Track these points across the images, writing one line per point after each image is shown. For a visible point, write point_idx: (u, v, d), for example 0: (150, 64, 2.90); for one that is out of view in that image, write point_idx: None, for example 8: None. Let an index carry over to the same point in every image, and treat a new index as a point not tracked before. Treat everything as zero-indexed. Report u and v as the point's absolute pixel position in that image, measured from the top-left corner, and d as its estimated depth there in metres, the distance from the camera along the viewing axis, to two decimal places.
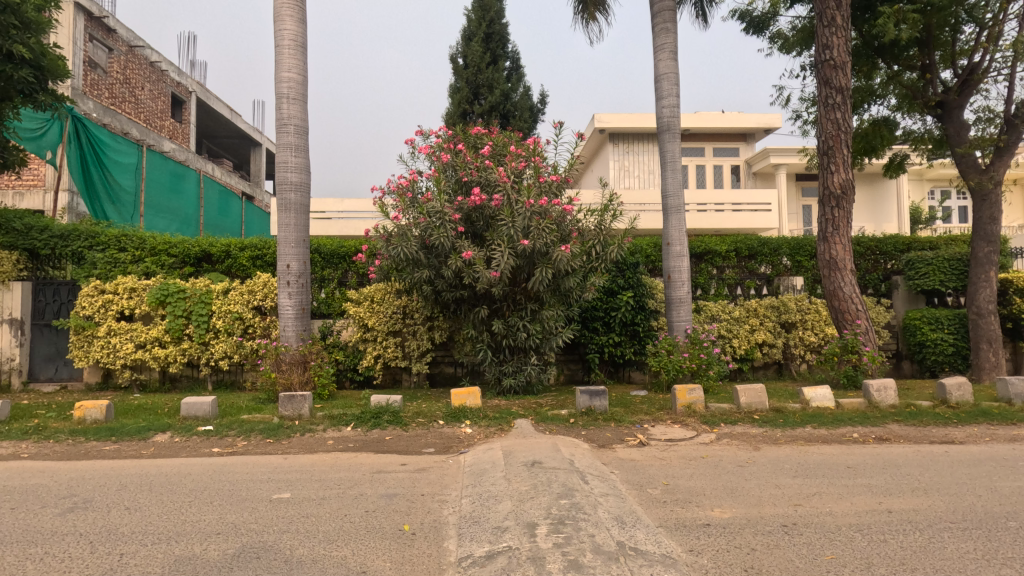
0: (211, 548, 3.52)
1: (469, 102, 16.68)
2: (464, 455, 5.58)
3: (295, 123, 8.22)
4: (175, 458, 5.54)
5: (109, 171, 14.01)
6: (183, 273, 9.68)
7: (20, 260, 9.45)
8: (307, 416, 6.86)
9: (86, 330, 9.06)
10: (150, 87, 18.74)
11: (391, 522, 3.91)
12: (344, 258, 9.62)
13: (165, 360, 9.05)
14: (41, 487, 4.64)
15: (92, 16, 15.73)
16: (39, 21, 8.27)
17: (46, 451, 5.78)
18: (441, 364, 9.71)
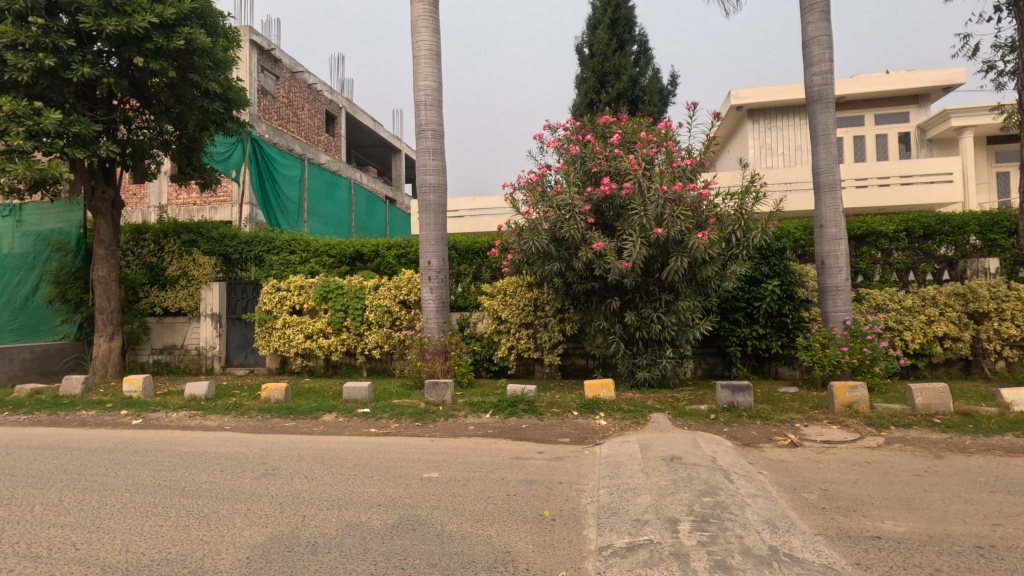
0: (374, 517, 3.92)
1: (596, 91, 16.48)
2: (600, 446, 5.58)
3: (432, 128, 8.76)
4: (340, 436, 6.26)
5: (279, 185, 16.20)
6: (340, 271, 10.86)
7: (217, 264, 11.25)
8: (449, 402, 7.34)
9: (266, 322, 10.51)
10: (310, 108, 21.14)
11: (531, 507, 4.05)
12: (478, 253, 10.08)
13: (328, 348, 10.21)
14: (241, 454, 5.52)
15: (263, 50, 18.12)
16: (225, 61, 9.75)
17: (242, 425, 6.86)
18: (572, 355, 9.79)
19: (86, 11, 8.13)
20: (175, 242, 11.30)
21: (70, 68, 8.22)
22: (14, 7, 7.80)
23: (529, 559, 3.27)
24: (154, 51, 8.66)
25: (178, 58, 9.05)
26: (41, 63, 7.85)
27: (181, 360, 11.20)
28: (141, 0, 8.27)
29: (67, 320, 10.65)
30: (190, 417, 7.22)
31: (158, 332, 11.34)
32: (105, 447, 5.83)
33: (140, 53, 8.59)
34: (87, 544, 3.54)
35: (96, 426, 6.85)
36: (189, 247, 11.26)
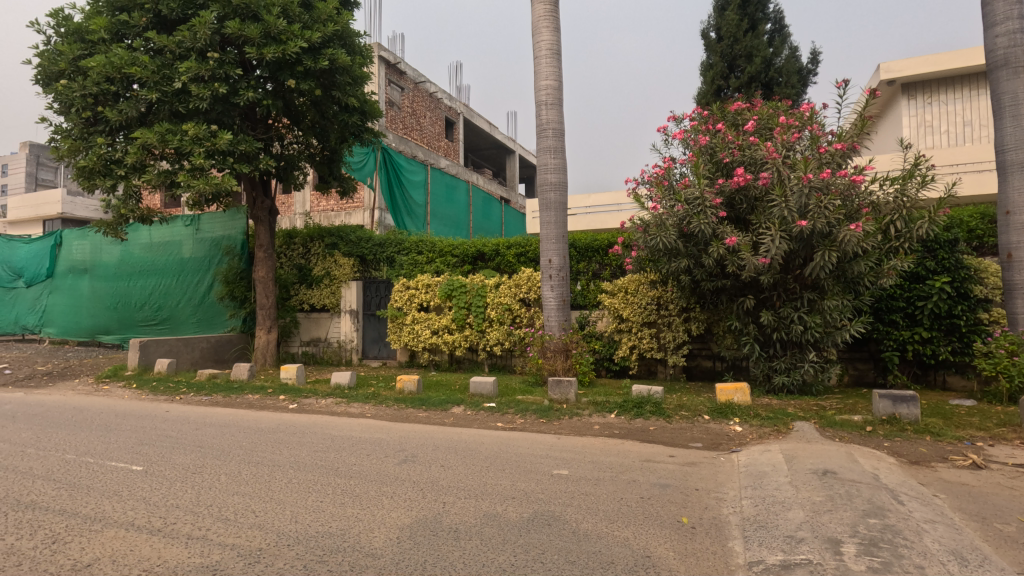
0: (509, 509, 4.02)
1: (724, 76, 15.57)
2: (738, 453, 5.24)
3: (553, 127, 8.81)
4: (469, 428, 6.53)
5: (406, 189, 17.32)
6: (463, 270, 11.32)
7: (355, 265, 12.25)
8: (573, 400, 7.35)
9: (397, 319, 11.23)
10: (431, 116, 22.31)
11: (668, 512, 3.90)
12: (597, 251, 9.95)
13: (452, 344, 10.69)
14: (382, 440, 5.96)
15: (390, 64, 19.44)
16: (362, 76, 10.57)
17: (381, 413, 7.42)
18: (698, 357, 9.32)
19: (251, 42, 9.21)
20: (319, 245, 12.47)
21: (238, 94, 9.38)
22: (196, 45, 9.01)
23: (672, 567, 3.14)
24: (304, 73, 9.64)
25: (322, 77, 10.01)
26: (217, 91, 9.05)
27: (325, 351, 12.31)
28: (294, 28, 9.25)
29: (233, 314, 12.20)
30: (336, 403, 7.96)
31: (305, 326, 12.55)
32: (270, 427, 6.60)
33: (293, 76, 9.59)
34: (264, 512, 4.00)
35: (261, 408, 7.79)
36: (331, 249, 12.38)
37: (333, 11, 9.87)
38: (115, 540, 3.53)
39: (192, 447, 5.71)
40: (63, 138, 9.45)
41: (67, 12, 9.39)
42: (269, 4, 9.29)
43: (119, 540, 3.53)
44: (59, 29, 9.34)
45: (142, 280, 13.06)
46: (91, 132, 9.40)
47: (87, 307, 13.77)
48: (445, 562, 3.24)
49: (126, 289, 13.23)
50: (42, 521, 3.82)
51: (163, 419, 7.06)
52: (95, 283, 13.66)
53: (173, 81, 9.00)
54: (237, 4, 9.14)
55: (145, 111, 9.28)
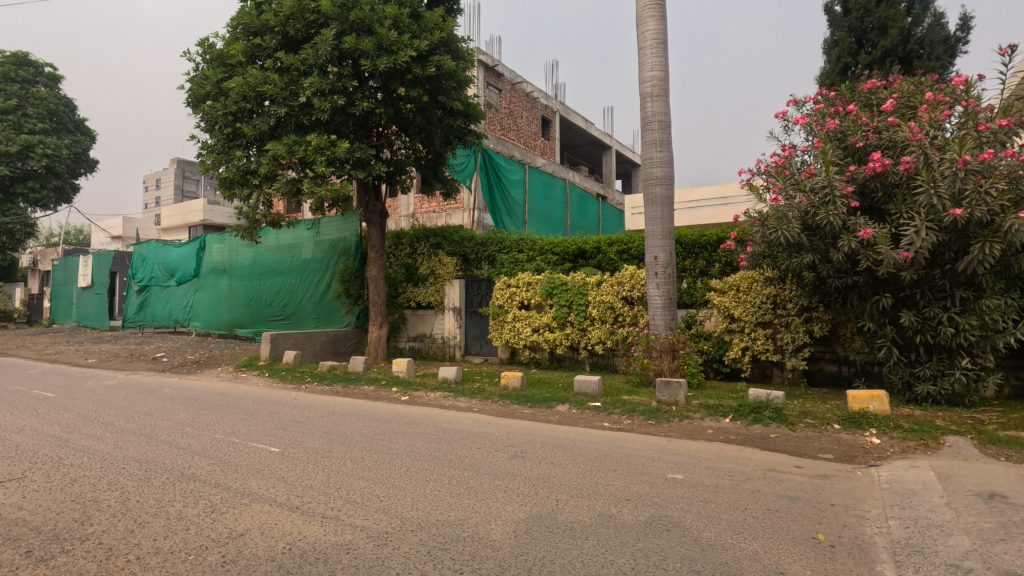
0: (625, 511, 3.93)
1: (852, 53, 14.24)
2: (877, 468, 4.75)
3: (659, 119, 8.51)
4: (575, 427, 6.47)
5: (505, 189, 17.66)
6: (564, 268, 11.31)
7: (458, 264, 12.65)
8: (682, 402, 7.08)
9: (498, 316, 11.40)
10: (529, 116, 22.50)
11: (801, 527, 3.60)
12: (705, 247, 9.48)
13: (553, 342, 10.68)
14: (491, 435, 6.08)
15: (488, 66, 19.88)
16: (465, 80, 10.88)
17: (487, 408, 7.58)
18: (821, 361, 8.58)
19: (365, 55, 9.82)
20: (425, 245, 13.01)
21: (355, 104, 10.04)
22: (318, 61, 9.74)
23: None
24: (413, 80, 10.12)
25: (430, 83, 10.45)
26: (336, 103, 9.73)
27: (430, 347, 12.79)
28: (405, 39, 9.74)
29: (349, 311, 13.07)
30: (444, 397, 8.26)
31: (412, 323, 13.09)
32: (386, 417, 6.98)
33: (403, 84, 10.09)
34: (388, 498, 4.23)
35: (376, 399, 8.28)
36: (436, 249, 12.86)
37: (439, 19, 10.28)
38: (263, 514, 3.89)
39: (319, 433, 6.20)
40: (208, 153, 10.60)
41: (211, 41, 10.53)
42: (381, 17, 9.84)
43: (265, 514, 3.90)
44: (205, 56, 10.49)
45: (270, 278, 14.38)
46: (231, 147, 10.47)
47: (226, 303, 15.41)
48: (565, 560, 3.22)
49: (258, 287, 14.64)
50: (202, 492, 4.31)
51: (292, 406, 7.72)
52: (232, 282, 15.25)
53: (298, 96, 9.80)
54: (353, 20, 9.77)
55: (275, 125, 10.17)
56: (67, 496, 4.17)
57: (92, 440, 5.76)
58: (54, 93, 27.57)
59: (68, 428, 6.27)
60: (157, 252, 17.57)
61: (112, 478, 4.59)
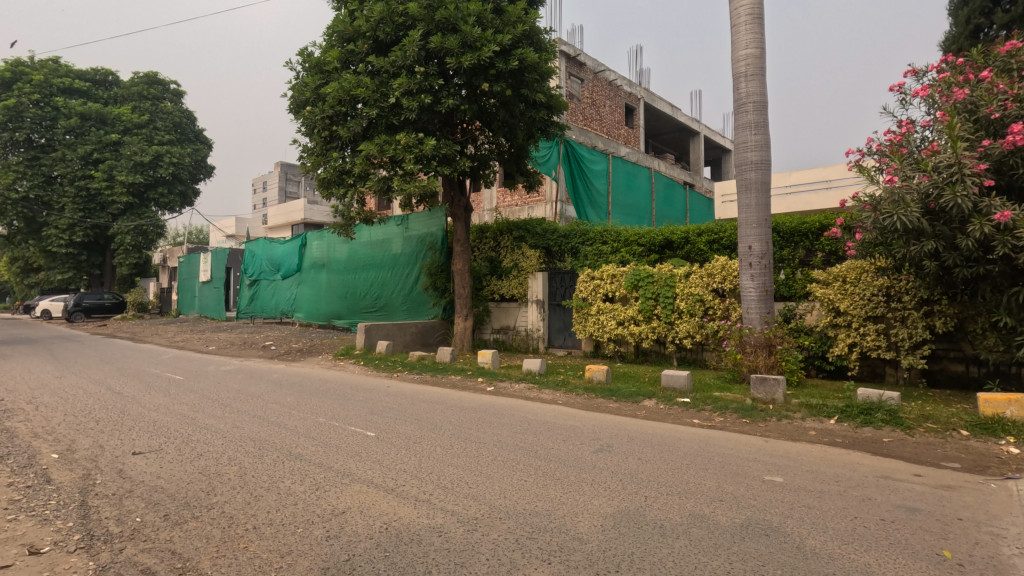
0: (718, 512, 3.77)
1: (985, 12, 12.65)
2: (1015, 481, 4.22)
3: (753, 100, 8.01)
4: (663, 423, 6.29)
5: (589, 179, 17.45)
6: (650, 259, 11.02)
7: (541, 257, 12.67)
8: (781, 401, 6.68)
9: (582, 309, 11.29)
10: (612, 104, 22.05)
11: (922, 542, 3.27)
12: (806, 235, 8.83)
13: (639, 335, 10.42)
14: (576, 428, 6.06)
15: (570, 57, 19.69)
16: (548, 71, 10.83)
17: (572, 401, 7.56)
18: (943, 360, 7.73)
19: (450, 53, 10.05)
20: (508, 238, 13.10)
21: (441, 101, 10.32)
22: (406, 62, 10.09)
23: None
24: (497, 75, 10.24)
25: (513, 77, 10.52)
26: (423, 102, 10.06)
27: (514, 339, 12.92)
28: (488, 34, 9.87)
29: (436, 303, 13.52)
30: (529, 388, 8.35)
31: (496, 315, 13.28)
32: (473, 407, 7.16)
33: (486, 79, 10.24)
34: (477, 484, 4.34)
35: (463, 389, 8.54)
36: (519, 242, 12.94)
37: (522, 12, 10.32)
38: (361, 494, 4.14)
39: (411, 420, 6.48)
40: (308, 156, 11.31)
41: (310, 50, 11.22)
42: (466, 15, 10.03)
43: (363, 494, 4.14)
44: (304, 65, 11.19)
45: (364, 272, 15.19)
46: (328, 149, 11.08)
47: (325, 295, 16.49)
48: (655, 557, 3.14)
49: (353, 281, 15.50)
50: (307, 470, 4.66)
51: (386, 393, 8.14)
52: (330, 276, 16.27)
53: (388, 97, 10.23)
54: (439, 20, 10.02)
55: (367, 126, 10.66)
56: (195, 469, 4.67)
57: (214, 419, 6.40)
58: (178, 107, 30.72)
59: (195, 408, 7.02)
60: (265, 249, 19.11)
61: (232, 454, 5.08)
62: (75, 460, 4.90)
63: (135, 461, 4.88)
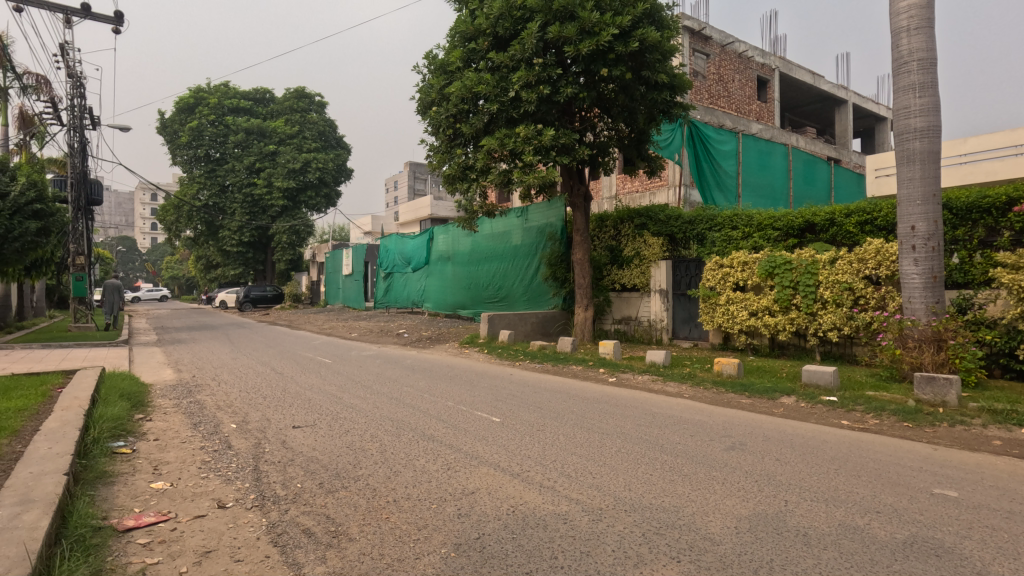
0: (875, 525, 3.37)
1: None
2: None
3: (919, 57, 6.96)
4: (805, 423, 5.75)
5: (716, 161, 16.39)
6: (787, 244, 10.13)
7: (665, 244, 12.19)
8: (954, 405, 5.79)
9: (710, 298, 10.68)
10: (742, 78, 20.44)
11: None
12: (988, 212, 7.52)
13: (775, 328, 9.62)
14: (706, 423, 5.77)
15: (694, 32, 18.62)
16: (671, 49, 10.32)
17: (700, 395, 7.21)
18: None
19: (568, 41, 9.98)
20: (629, 226, 12.71)
21: (559, 91, 10.30)
22: (525, 55, 10.20)
23: None
24: (616, 59, 9.99)
25: (633, 58, 10.19)
26: (542, 93, 10.12)
27: (636, 330, 12.58)
28: (607, 18, 9.67)
29: (556, 293, 13.62)
30: (653, 380, 8.12)
31: (617, 305, 13.01)
32: (595, 398, 7.12)
33: (605, 64, 10.02)
34: (601, 475, 4.31)
35: (584, 379, 8.55)
36: (641, 230, 12.54)
37: None
38: (489, 477, 4.31)
39: (534, 407, 6.62)
40: (434, 154, 11.85)
41: (435, 53, 11.76)
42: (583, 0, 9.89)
43: (490, 477, 4.31)
44: (430, 68, 11.75)
45: (486, 264, 15.71)
46: (452, 146, 11.51)
47: (450, 287, 17.34)
48: (798, 567, 2.90)
49: (476, 272, 16.11)
50: (439, 451, 4.95)
51: (510, 381, 8.39)
52: (455, 268, 17.05)
53: (508, 91, 10.42)
54: (557, 9, 9.98)
55: (488, 121, 10.93)
56: (344, 443, 5.17)
57: (358, 399, 7.06)
58: (322, 116, 34.02)
59: (342, 388, 7.79)
60: (397, 244, 20.53)
61: (373, 432, 5.55)
62: (249, 430, 5.67)
63: (295, 434, 5.53)
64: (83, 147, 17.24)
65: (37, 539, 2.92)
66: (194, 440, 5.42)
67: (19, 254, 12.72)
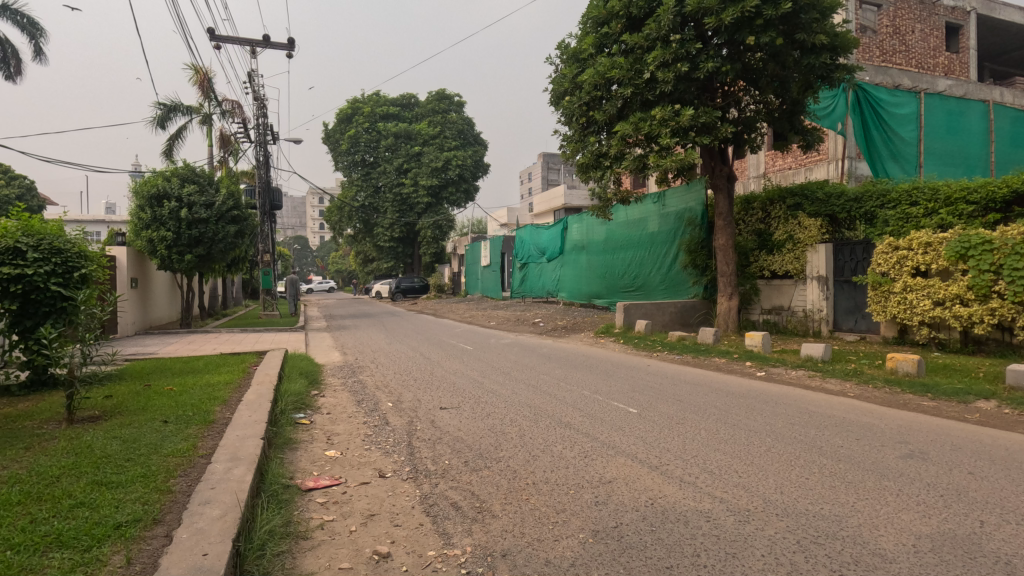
0: None
1: None
2: None
3: None
4: (1009, 432, 4.84)
5: (890, 127, 14.31)
6: (987, 221, 8.55)
7: (824, 226, 10.96)
8: None
9: (881, 286, 9.40)
10: (924, 27, 17.52)
11: None
12: None
13: (968, 320, 8.17)
14: (875, 426, 5.12)
15: None
16: (830, 6, 9.21)
17: (867, 394, 6.41)
18: None
19: (709, 12, 9.38)
20: (781, 207, 11.59)
21: (699, 67, 9.72)
22: (661, 33, 9.78)
23: None
24: (765, 25, 9.16)
25: (785, 22, 9.28)
26: (680, 71, 9.62)
27: (790, 321, 11.49)
28: None
29: (696, 282, 12.94)
30: (809, 376, 7.38)
31: (767, 294, 11.98)
32: (741, 393, 6.68)
33: (752, 32, 9.25)
34: (749, 475, 4.04)
35: (728, 372, 8.06)
36: (795, 211, 11.35)
37: None
38: (626, 467, 4.27)
39: (673, 400, 6.40)
40: (567, 144, 11.83)
41: (567, 42, 11.72)
42: None
43: (628, 467, 4.27)
44: (562, 57, 11.75)
45: (622, 252, 15.40)
46: (586, 134, 11.39)
47: (585, 276, 17.31)
48: None
49: (611, 261, 15.88)
50: (576, 439, 5.01)
51: (647, 371, 8.20)
52: (590, 257, 16.96)
53: (643, 73, 10.05)
54: None
55: (622, 106, 10.66)
56: (486, 426, 5.47)
57: (498, 385, 7.41)
58: (461, 116, 35.86)
59: (483, 374, 8.22)
60: (532, 235, 20.96)
61: (513, 417, 5.79)
62: (403, 409, 6.24)
63: (442, 414, 5.96)
64: (267, 160, 20.06)
65: (243, 490, 3.52)
66: (358, 416, 6.10)
67: (224, 254, 15.25)
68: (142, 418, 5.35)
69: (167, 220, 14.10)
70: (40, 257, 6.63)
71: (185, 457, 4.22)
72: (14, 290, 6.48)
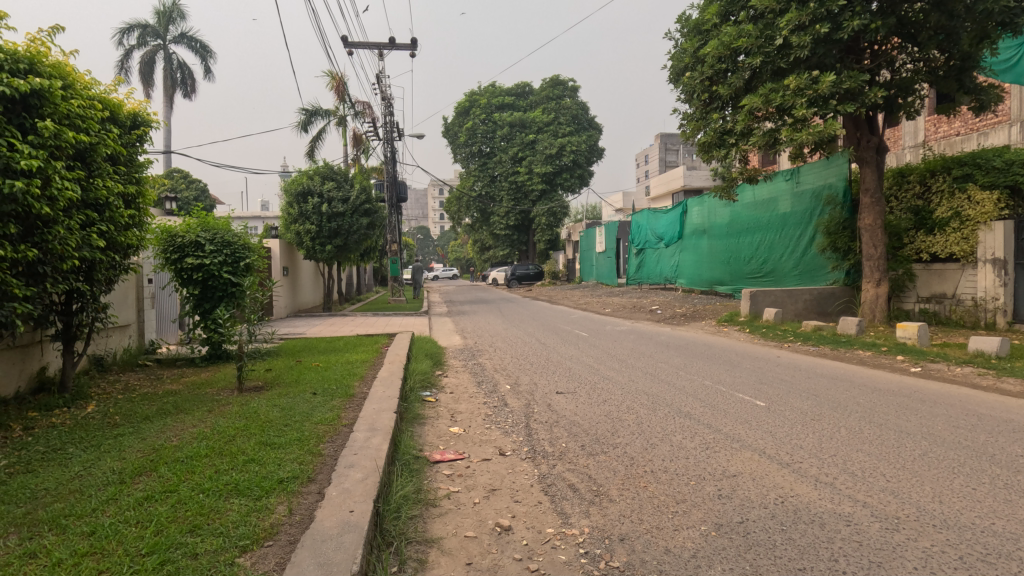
0: None
1: None
2: None
3: None
4: None
5: None
6: None
7: (1003, 199, 9.35)
8: None
9: None
10: None
11: None
12: None
13: None
14: None
15: None
16: None
17: None
18: None
19: None
20: (945, 179, 10.11)
21: (841, 27, 8.70)
22: None
23: None
24: None
25: None
26: (818, 33, 8.67)
27: (954, 311, 10.00)
28: None
29: (836, 266, 11.74)
30: (980, 374, 6.41)
31: (925, 280, 10.53)
32: (890, 389, 6.00)
33: None
34: (899, 480, 3.64)
35: (875, 366, 7.27)
36: (963, 183, 9.84)
37: None
38: (753, 462, 4.05)
39: (807, 394, 5.92)
40: (688, 123, 11.27)
41: (688, 14, 11.13)
42: None
43: (754, 462, 4.05)
44: (683, 30, 11.19)
45: (748, 236, 14.40)
46: (708, 111, 10.76)
47: (707, 262, 16.45)
48: None
49: (736, 245, 14.90)
50: (697, 429, 4.84)
51: (777, 363, 7.64)
52: (712, 242, 16.05)
53: (775, 39, 9.21)
54: None
55: (750, 78, 9.90)
56: (602, 412, 5.47)
57: (614, 372, 7.37)
58: (576, 101, 35.57)
59: (599, 360, 8.20)
60: (649, 220, 20.26)
61: (630, 404, 5.72)
62: (521, 391, 6.45)
63: (558, 399, 6.06)
64: (394, 155, 21.46)
65: (382, 458, 3.88)
66: (479, 396, 6.41)
67: (358, 245, 16.66)
68: (296, 389, 6.09)
69: (311, 214, 15.70)
70: (215, 249, 7.76)
71: (332, 425, 4.74)
72: (196, 278, 7.69)
